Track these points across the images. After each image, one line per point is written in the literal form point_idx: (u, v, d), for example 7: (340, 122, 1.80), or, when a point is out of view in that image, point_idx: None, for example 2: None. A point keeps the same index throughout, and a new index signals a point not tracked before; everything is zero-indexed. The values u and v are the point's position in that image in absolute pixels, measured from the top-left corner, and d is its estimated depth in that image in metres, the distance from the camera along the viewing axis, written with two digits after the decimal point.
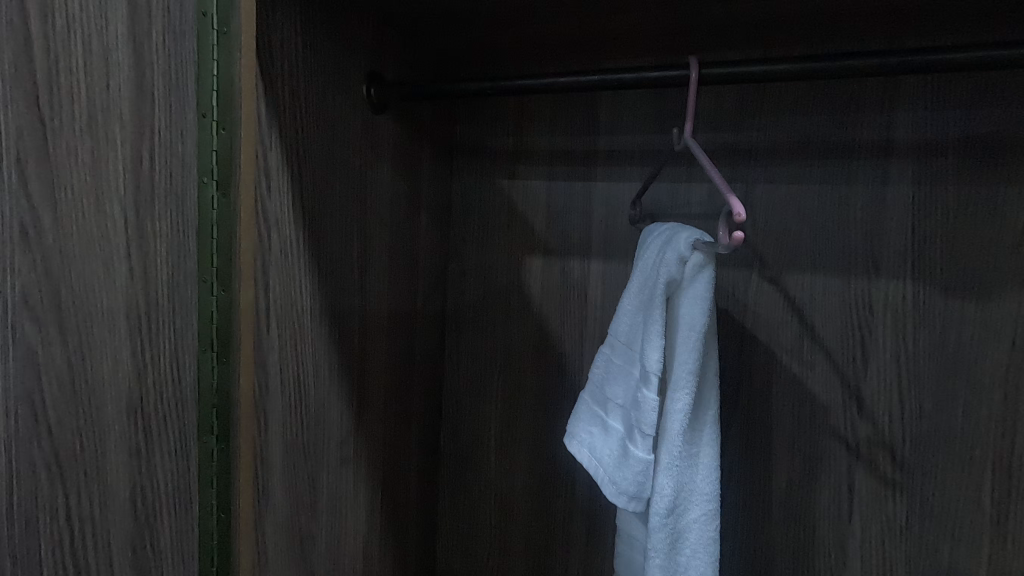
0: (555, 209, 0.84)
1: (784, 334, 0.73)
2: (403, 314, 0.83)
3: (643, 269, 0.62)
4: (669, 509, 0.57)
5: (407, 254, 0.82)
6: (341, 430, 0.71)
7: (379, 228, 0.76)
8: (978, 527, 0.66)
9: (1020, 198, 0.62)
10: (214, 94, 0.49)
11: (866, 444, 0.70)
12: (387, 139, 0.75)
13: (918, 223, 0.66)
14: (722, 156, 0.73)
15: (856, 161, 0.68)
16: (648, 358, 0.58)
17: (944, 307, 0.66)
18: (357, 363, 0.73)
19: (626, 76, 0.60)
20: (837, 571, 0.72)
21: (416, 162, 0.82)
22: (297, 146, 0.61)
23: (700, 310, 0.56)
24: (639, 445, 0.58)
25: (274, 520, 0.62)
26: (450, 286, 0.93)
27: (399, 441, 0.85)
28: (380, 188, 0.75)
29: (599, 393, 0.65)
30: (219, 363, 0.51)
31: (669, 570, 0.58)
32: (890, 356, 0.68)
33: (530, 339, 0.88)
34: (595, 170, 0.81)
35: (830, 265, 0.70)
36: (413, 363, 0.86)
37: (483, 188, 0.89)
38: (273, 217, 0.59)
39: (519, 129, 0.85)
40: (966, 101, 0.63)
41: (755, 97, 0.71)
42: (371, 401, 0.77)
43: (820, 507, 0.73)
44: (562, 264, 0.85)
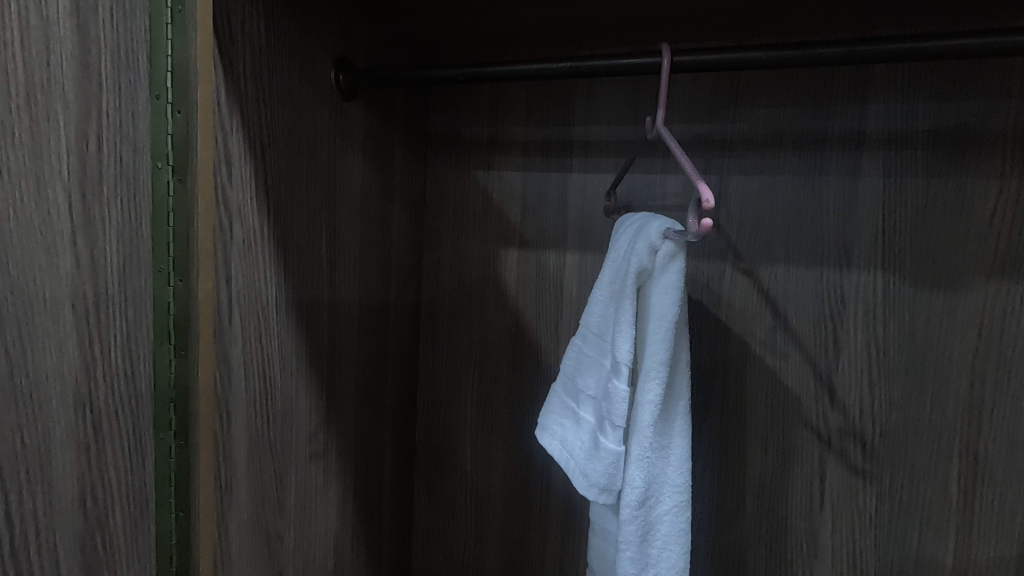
0: (530, 200, 0.83)
1: (758, 326, 0.73)
2: (375, 307, 0.81)
3: (616, 259, 0.61)
4: (640, 501, 0.57)
5: (379, 247, 0.81)
6: (309, 426, 0.69)
7: (349, 218, 0.74)
8: (945, 515, 0.67)
9: (987, 189, 0.63)
10: (168, 75, 0.48)
11: (837, 434, 0.71)
12: (357, 127, 0.73)
13: (888, 215, 0.67)
14: (696, 147, 0.73)
15: (828, 152, 0.68)
16: (618, 348, 0.57)
17: (913, 298, 0.66)
18: (327, 358, 0.71)
19: (598, 64, 0.59)
20: (808, 560, 0.73)
21: (388, 153, 0.80)
22: (260, 131, 0.59)
23: (671, 300, 0.56)
24: (610, 437, 0.58)
25: (238, 520, 0.60)
26: (424, 279, 0.91)
27: (372, 436, 0.83)
28: (349, 177, 0.73)
29: (571, 385, 0.65)
30: (177, 355, 0.50)
31: (640, 563, 0.57)
32: (861, 347, 0.69)
33: (506, 333, 0.87)
34: (571, 161, 0.80)
35: (803, 257, 0.70)
36: (386, 357, 0.85)
37: (457, 180, 0.87)
38: (235, 205, 0.56)
39: (494, 120, 0.84)
40: (936, 93, 0.63)
41: (729, 88, 0.71)
42: (342, 396, 0.75)
43: (792, 497, 0.73)
44: (537, 257, 0.84)
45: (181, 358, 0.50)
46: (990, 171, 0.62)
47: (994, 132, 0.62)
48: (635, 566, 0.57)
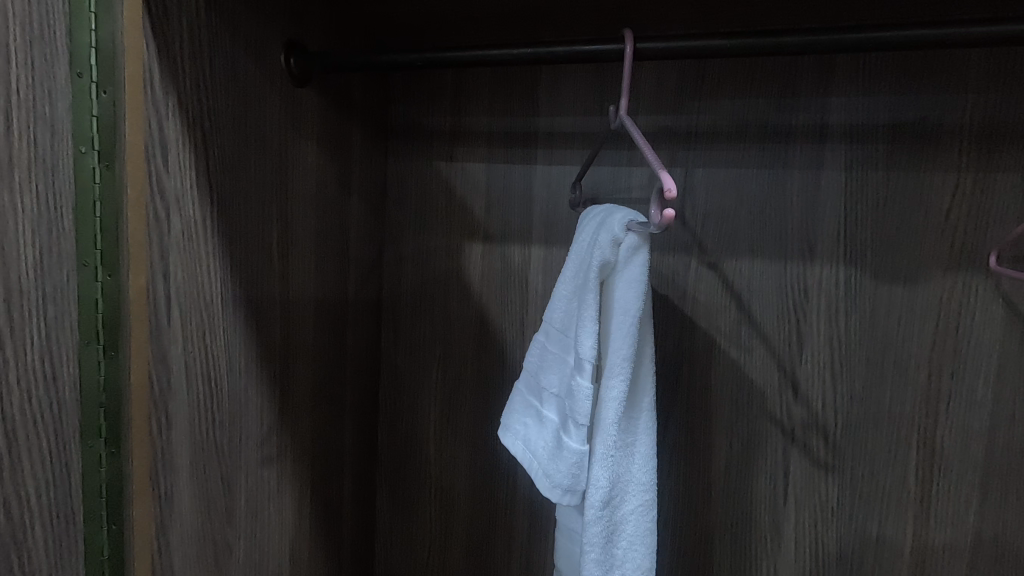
0: (494, 192, 0.81)
1: (722, 320, 0.72)
2: (332, 304, 0.78)
3: (579, 253, 0.59)
4: (605, 501, 0.56)
5: (336, 240, 0.77)
6: (261, 430, 0.66)
7: (302, 210, 0.70)
8: (904, 504, 0.68)
9: (944, 183, 0.63)
10: (93, 52, 0.45)
11: (801, 427, 0.71)
12: (310, 115, 0.70)
13: (850, 208, 0.67)
14: (662, 139, 0.72)
15: (792, 145, 0.67)
16: (581, 345, 0.56)
17: (874, 291, 0.67)
18: (279, 356, 0.68)
19: (558, 50, 0.57)
20: (772, 553, 0.73)
21: (345, 143, 0.77)
22: (201, 115, 0.55)
23: (635, 294, 0.54)
24: (573, 436, 0.56)
25: (182, 532, 0.56)
26: (385, 274, 0.88)
27: (331, 438, 0.80)
28: (302, 167, 0.69)
29: (534, 382, 0.63)
30: (106, 357, 0.47)
31: (605, 564, 0.56)
32: (824, 340, 0.69)
33: (470, 329, 0.85)
34: (536, 152, 0.78)
35: (767, 250, 0.70)
36: (345, 356, 0.81)
37: (419, 171, 0.84)
38: (173, 195, 0.52)
39: (456, 109, 0.81)
40: (896, 87, 0.63)
41: (695, 79, 0.70)
42: (296, 397, 0.72)
43: (757, 491, 0.73)
44: (502, 251, 0.81)
45: (111, 359, 0.47)
46: (947, 165, 0.63)
47: (951, 125, 0.62)
48: (600, 568, 0.56)
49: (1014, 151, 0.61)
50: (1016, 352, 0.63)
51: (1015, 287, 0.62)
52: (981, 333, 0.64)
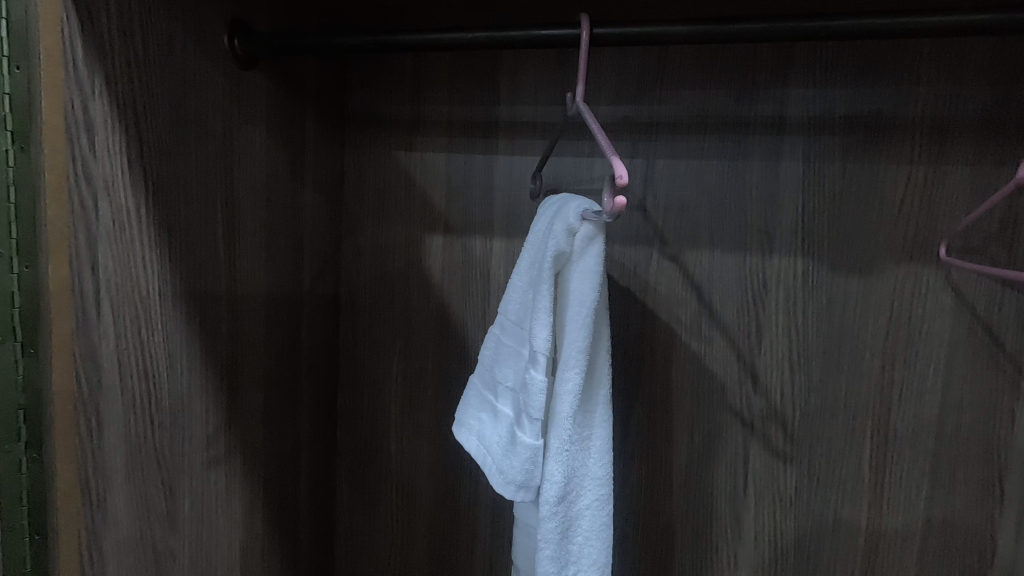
0: (455, 183, 0.79)
1: (683, 312, 0.72)
2: (285, 298, 0.75)
3: (535, 243, 0.58)
4: (559, 496, 0.55)
5: (288, 232, 0.74)
6: (206, 430, 0.63)
7: (250, 200, 0.67)
8: (858, 492, 0.69)
9: (897, 175, 0.64)
10: (3, 23, 0.41)
11: (760, 418, 0.71)
12: (258, 101, 0.67)
13: (807, 199, 0.67)
14: (624, 129, 0.71)
15: (751, 136, 0.67)
16: (536, 337, 0.54)
17: (831, 282, 0.67)
18: (226, 353, 0.65)
19: (514, 34, 0.56)
20: (732, 543, 0.74)
21: (297, 131, 0.74)
22: (133, 97, 0.51)
23: (590, 284, 0.53)
24: (527, 431, 0.55)
25: (117, 539, 0.53)
26: (343, 267, 0.85)
27: (286, 437, 0.77)
28: (249, 155, 0.66)
29: (489, 376, 0.61)
30: (25, 356, 0.43)
31: (560, 561, 0.55)
32: (782, 331, 0.69)
33: (431, 323, 0.83)
34: (496, 142, 0.76)
35: (727, 242, 0.70)
36: (299, 352, 0.79)
37: (377, 160, 0.82)
38: (101, 181, 0.49)
39: (415, 97, 0.79)
40: (852, 79, 0.64)
41: (656, 68, 0.69)
42: (246, 395, 0.69)
43: (718, 482, 0.73)
44: (463, 243, 0.80)
45: (30, 358, 0.44)
46: (900, 157, 0.64)
47: (905, 118, 0.63)
48: (555, 565, 0.55)
49: (964, 143, 0.62)
50: (965, 341, 0.64)
51: (963, 278, 0.64)
52: (932, 323, 0.65)
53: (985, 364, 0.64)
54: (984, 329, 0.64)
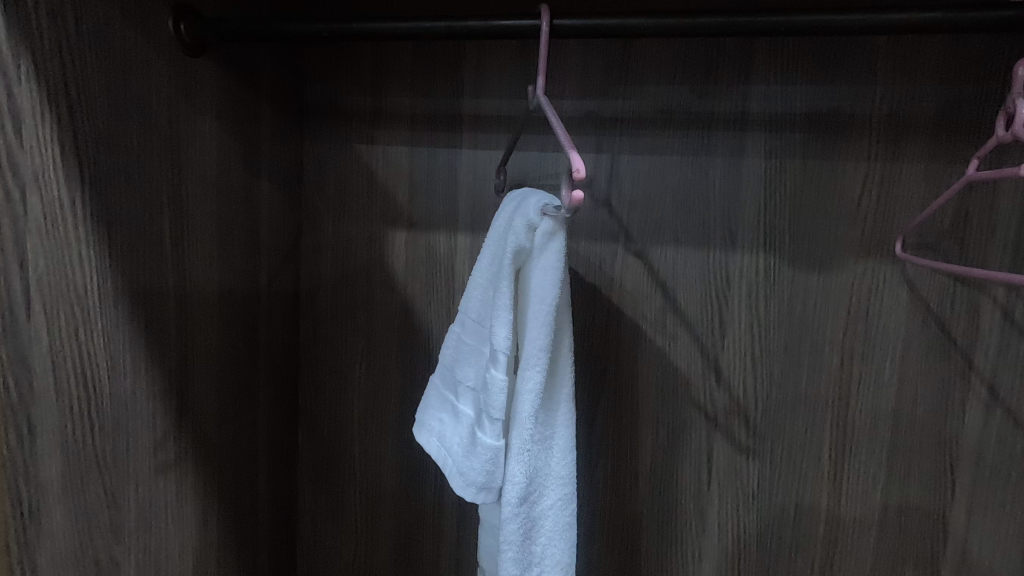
0: (418, 177, 0.77)
1: (648, 308, 0.72)
2: (239, 296, 0.72)
3: (495, 239, 0.56)
4: (521, 497, 0.54)
5: (242, 227, 0.71)
6: (153, 435, 0.60)
7: (199, 194, 0.64)
8: (818, 484, 0.70)
9: (855, 172, 0.65)
10: None
11: (723, 413, 0.72)
12: (206, 90, 0.64)
13: (769, 195, 0.67)
14: (588, 123, 0.70)
15: (714, 132, 0.67)
16: (496, 336, 0.53)
17: (792, 277, 0.68)
18: (175, 354, 0.62)
19: (474, 24, 0.55)
20: (696, 537, 0.74)
21: (250, 122, 0.71)
22: (68, 84, 0.48)
23: (551, 281, 0.52)
24: (487, 432, 0.54)
25: (53, 551, 0.50)
26: (303, 263, 0.83)
27: (242, 441, 0.74)
28: (197, 147, 0.63)
29: (449, 376, 0.60)
30: None
31: (523, 562, 0.55)
32: (745, 327, 0.70)
33: (395, 321, 0.81)
34: (460, 135, 0.75)
35: (690, 238, 0.69)
36: (256, 352, 0.76)
37: (337, 153, 0.79)
38: (30, 173, 0.46)
39: (376, 88, 0.76)
40: (812, 76, 0.64)
41: (620, 63, 0.68)
42: (198, 397, 0.66)
43: (682, 477, 0.73)
44: (427, 238, 0.78)
45: None
46: (858, 154, 0.65)
47: (863, 115, 0.64)
48: (518, 566, 0.55)
49: (918, 141, 0.63)
50: (920, 335, 0.66)
51: (918, 273, 0.65)
52: (889, 317, 0.66)
53: (938, 357, 0.66)
54: (937, 323, 0.65)
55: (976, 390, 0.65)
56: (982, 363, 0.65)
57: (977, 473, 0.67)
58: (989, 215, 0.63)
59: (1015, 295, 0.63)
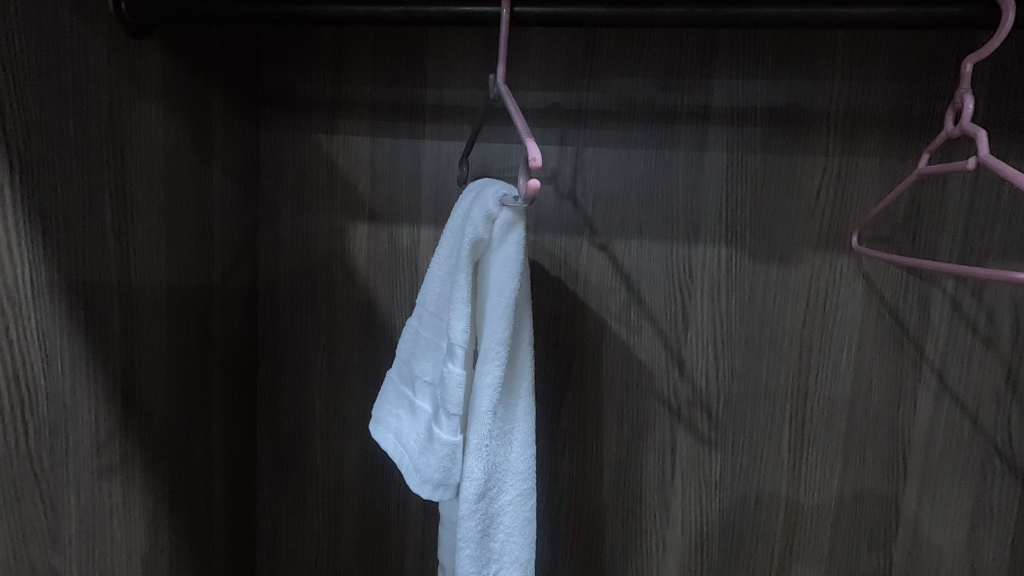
0: (380, 168, 0.75)
1: (613, 301, 0.72)
2: (190, 291, 0.69)
3: (453, 230, 0.55)
4: (479, 494, 0.53)
5: (193, 219, 0.68)
6: (96, 437, 0.57)
7: (144, 183, 0.61)
8: (777, 474, 0.72)
9: (814, 165, 0.66)
10: None
11: (686, 405, 0.72)
12: (151, 74, 0.60)
13: (731, 189, 0.68)
14: (552, 115, 0.69)
15: (678, 126, 0.67)
16: (453, 330, 0.52)
17: (752, 270, 0.69)
18: (120, 351, 0.59)
19: (433, 10, 0.53)
20: (660, 529, 0.75)
21: (200, 110, 0.68)
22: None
23: (511, 273, 0.51)
24: (444, 428, 0.53)
25: None
26: (260, 257, 0.80)
27: (195, 441, 0.71)
28: (143, 133, 0.60)
29: (406, 371, 0.59)
30: None
31: (481, 559, 0.54)
32: (707, 320, 0.70)
33: (356, 316, 0.79)
34: (423, 126, 0.73)
35: (654, 231, 0.70)
36: (209, 349, 0.73)
37: (295, 143, 0.77)
38: None
39: (336, 76, 0.74)
40: (773, 70, 0.65)
41: (584, 54, 0.67)
42: (146, 396, 0.63)
43: (647, 469, 0.74)
44: (389, 231, 0.76)
45: None
46: (817, 149, 0.66)
47: (821, 111, 0.65)
48: (475, 564, 0.54)
49: (874, 136, 0.64)
50: (874, 326, 0.67)
51: (873, 266, 0.66)
52: (845, 309, 0.68)
53: (891, 347, 0.67)
54: (891, 314, 0.67)
55: (926, 379, 0.67)
56: (933, 353, 0.67)
57: (927, 460, 0.69)
58: (939, 210, 0.64)
59: (964, 288, 0.65)
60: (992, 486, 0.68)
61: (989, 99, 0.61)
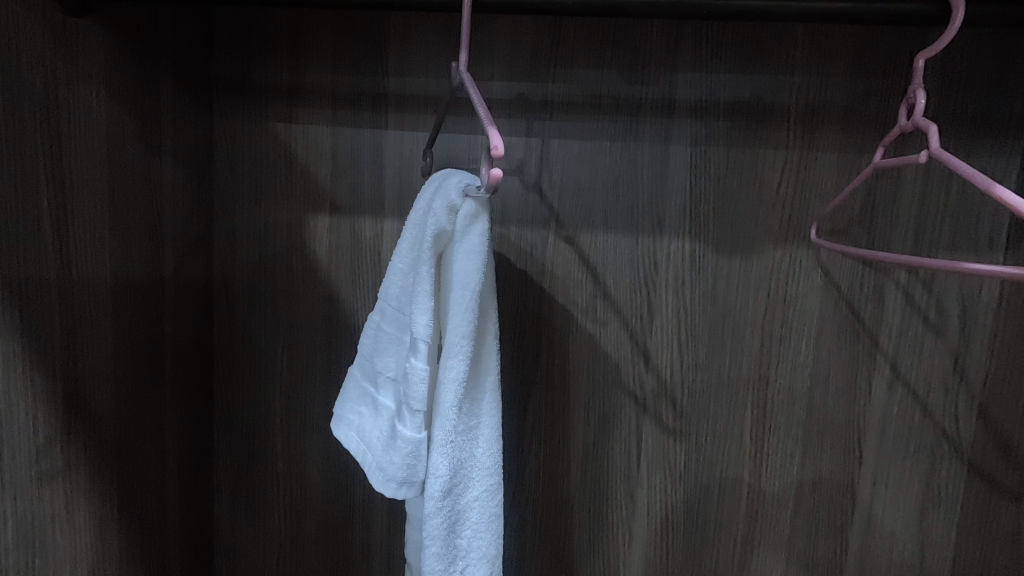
0: (341, 159, 0.73)
1: (579, 294, 0.71)
2: (139, 286, 0.65)
3: (415, 221, 0.54)
4: (445, 490, 0.52)
5: (141, 209, 0.65)
6: (35, 441, 0.53)
7: (85, 171, 0.57)
8: (739, 463, 0.73)
9: (775, 159, 0.67)
10: None
11: (652, 397, 0.73)
12: (92, 55, 0.57)
13: (695, 182, 0.68)
14: (518, 106, 0.68)
15: (643, 118, 0.67)
16: (416, 324, 0.51)
17: (715, 262, 0.69)
18: (61, 349, 0.56)
19: None
20: (627, 520, 0.75)
21: (147, 94, 0.64)
22: None
23: (474, 266, 0.50)
24: (408, 424, 0.51)
25: None
26: (215, 250, 0.77)
27: (146, 444, 0.68)
28: (84, 118, 0.57)
29: (369, 367, 0.57)
30: None
31: (447, 557, 0.53)
32: (672, 312, 0.71)
33: (318, 311, 0.77)
34: (386, 116, 0.71)
35: (620, 224, 0.69)
36: (161, 346, 0.70)
37: (251, 132, 0.74)
38: None
39: (294, 62, 0.71)
40: (735, 65, 0.65)
41: (549, 45, 0.67)
42: (93, 398, 0.60)
43: (614, 461, 0.74)
44: (352, 223, 0.74)
45: None
46: (778, 143, 0.66)
47: (782, 105, 0.66)
48: (442, 562, 0.53)
49: (832, 131, 0.66)
50: (833, 317, 0.69)
51: (831, 258, 0.68)
52: (804, 300, 0.69)
53: (848, 338, 0.69)
54: (848, 305, 0.69)
55: (881, 368, 0.69)
56: (887, 343, 0.69)
57: (882, 446, 0.71)
58: (893, 203, 0.66)
59: (916, 279, 0.67)
60: (941, 470, 0.70)
61: (940, 96, 0.63)
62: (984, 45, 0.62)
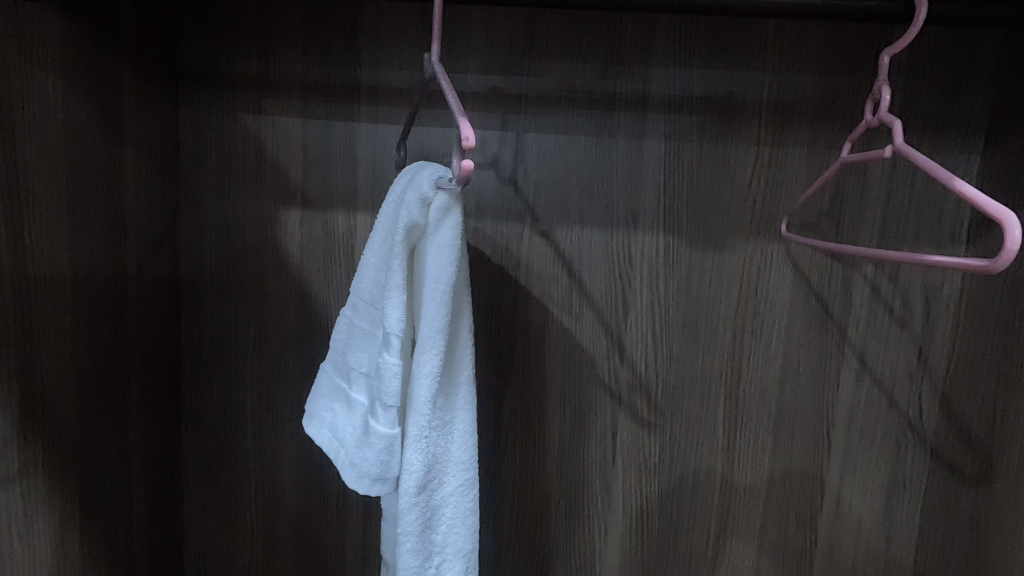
0: (312, 152, 0.71)
1: (555, 289, 0.71)
2: (100, 281, 0.63)
3: (387, 215, 0.53)
4: (420, 486, 0.52)
5: (102, 203, 0.63)
6: None
7: (41, 161, 0.55)
8: (712, 454, 0.74)
9: (746, 155, 0.68)
10: None
11: (626, 390, 0.73)
12: (46, 40, 0.55)
13: (668, 177, 0.68)
14: (493, 100, 0.67)
15: (617, 113, 0.67)
16: (388, 319, 0.50)
17: (689, 256, 0.70)
18: (15, 347, 0.53)
19: None
20: (602, 512, 0.76)
21: (107, 83, 0.62)
22: None
23: (447, 259, 0.50)
24: (381, 420, 0.51)
25: None
26: (181, 244, 0.74)
27: (110, 445, 0.66)
28: (39, 107, 0.54)
29: (341, 363, 0.56)
30: None
31: (423, 553, 0.53)
32: (646, 306, 0.71)
33: (289, 307, 0.75)
34: (358, 108, 0.70)
35: (594, 218, 0.70)
36: (125, 343, 0.68)
37: (218, 123, 0.72)
38: None
39: (263, 53, 0.69)
40: (707, 61, 0.66)
41: (524, 39, 0.66)
42: (52, 398, 0.58)
43: (590, 454, 0.74)
44: (324, 218, 0.73)
45: None
46: (749, 139, 0.67)
47: (753, 101, 0.67)
48: (417, 558, 0.53)
49: (802, 128, 0.67)
50: (802, 310, 0.70)
51: (801, 251, 0.69)
52: (775, 293, 0.70)
53: (817, 330, 0.71)
54: (817, 298, 0.70)
55: (848, 360, 0.71)
56: (854, 334, 0.71)
57: (850, 436, 0.73)
58: (860, 198, 0.68)
59: (882, 272, 0.69)
60: (905, 458, 0.72)
61: (905, 93, 0.64)
62: (947, 44, 0.63)
